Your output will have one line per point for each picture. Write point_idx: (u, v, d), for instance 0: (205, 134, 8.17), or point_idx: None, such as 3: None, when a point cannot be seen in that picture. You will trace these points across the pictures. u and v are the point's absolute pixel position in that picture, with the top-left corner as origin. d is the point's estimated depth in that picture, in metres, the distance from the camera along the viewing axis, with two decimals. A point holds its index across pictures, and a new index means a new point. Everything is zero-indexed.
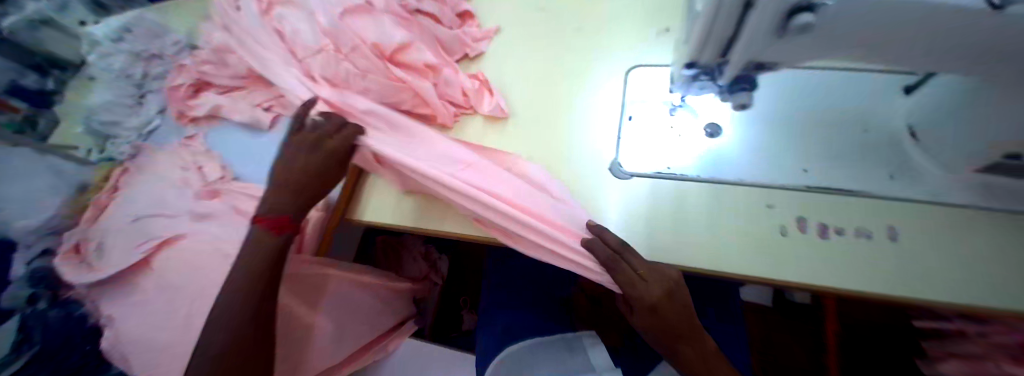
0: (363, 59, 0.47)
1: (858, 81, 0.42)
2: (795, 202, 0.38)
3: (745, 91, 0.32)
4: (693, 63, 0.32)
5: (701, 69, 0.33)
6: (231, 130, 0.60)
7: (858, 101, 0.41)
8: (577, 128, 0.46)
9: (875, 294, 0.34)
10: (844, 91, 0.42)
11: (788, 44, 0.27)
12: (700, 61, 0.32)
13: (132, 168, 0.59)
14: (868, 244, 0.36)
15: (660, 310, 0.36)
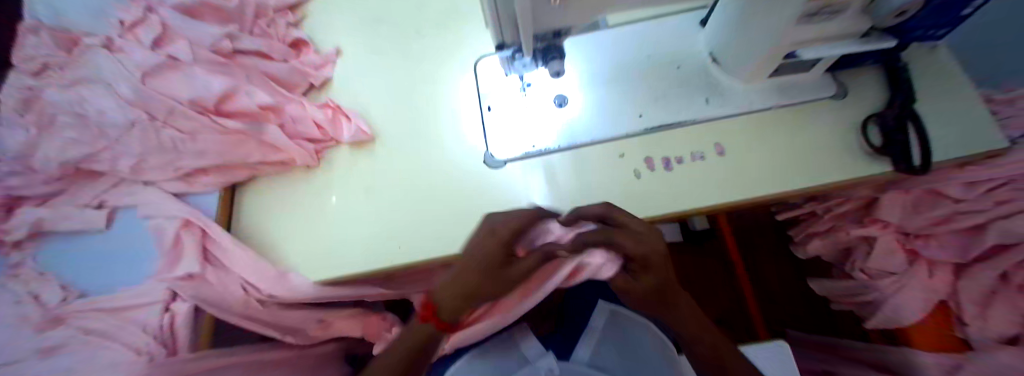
0: (187, 120, 0.48)
1: (661, 28, 0.49)
2: (639, 146, 0.43)
3: (557, 59, 0.36)
4: (502, 44, 0.35)
5: (513, 48, 0.36)
6: (69, 240, 0.52)
7: (667, 45, 0.48)
8: (443, 131, 0.47)
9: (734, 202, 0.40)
10: (654, 40, 0.48)
11: (562, 7, 0.31)
12: (507, 41, 0.35)
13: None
14: (704, 164, 0.42)
15: (654, 267, 0.30)
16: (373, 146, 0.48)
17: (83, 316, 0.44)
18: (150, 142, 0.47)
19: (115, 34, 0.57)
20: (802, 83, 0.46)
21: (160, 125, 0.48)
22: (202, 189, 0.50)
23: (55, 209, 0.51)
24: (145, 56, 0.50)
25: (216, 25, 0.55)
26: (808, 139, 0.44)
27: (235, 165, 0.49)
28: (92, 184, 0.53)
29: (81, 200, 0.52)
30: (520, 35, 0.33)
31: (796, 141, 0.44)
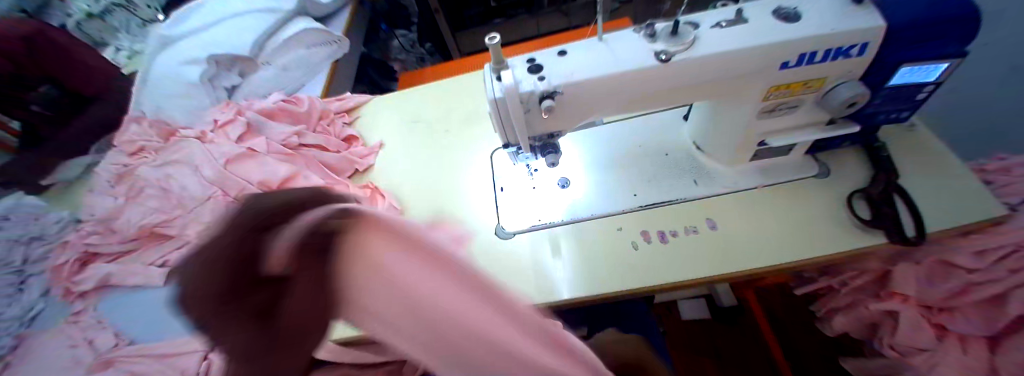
0: (253, 197, 0.58)
1: (647, 125, 0.58)
2: (635, 221, 0.48)
3: (553, 153, 0.45)
4: (508, 143, 0.44)
5: (517, 146, 0.45)
6: (129, 295, 0.59)
7: (653, 137, 0.56)
8: (462, 206, 0.55)
9: (731, 273, 0.43)
10: (642, 132, 0.57)
11: (552, 117, 0.41)
12: (512, 141, 0.44)
13: (13, 362, 0.53)
14: (697, 238, 0.46)
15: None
16: None
17: (130, 360, 0.50)
18: (220, 214, 0.57)
19: (210, 129, 0.71)
20: (790, 166, 0.54)
21: (230, 201, 0.58)
22: None
23: (127, 266, 0.60)
24: (231, 147, 0.62)
25: (289, 124, 0.70)
26: (792, 218, 0.48)
27: None
28: (163, 246, 0.63)
29: (151, 258, 0.61)
30: (520, 136, 0.43)
31: (782, 219, 0.48)
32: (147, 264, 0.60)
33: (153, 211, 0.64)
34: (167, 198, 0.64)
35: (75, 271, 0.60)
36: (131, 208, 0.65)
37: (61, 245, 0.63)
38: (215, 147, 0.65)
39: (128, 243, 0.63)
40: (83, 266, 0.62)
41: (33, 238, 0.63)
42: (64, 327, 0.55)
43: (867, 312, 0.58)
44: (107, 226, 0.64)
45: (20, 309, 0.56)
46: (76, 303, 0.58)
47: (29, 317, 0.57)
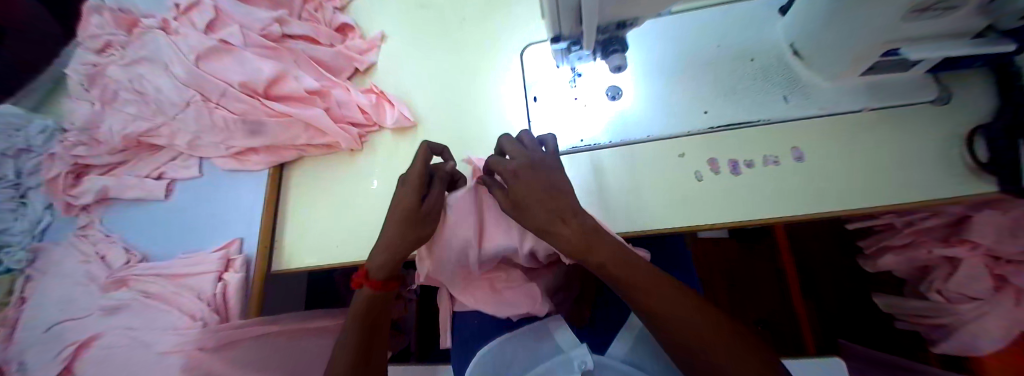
0: (237, 102, 0.47)
1: (729, 19, 0.44)
2: (703, 145, 0.39)
3: (618, 52, 0.34)
4: (558, 35, 0.32)
5: (569, 41, 0.34)
6: (132, 207, 0.57)
7: (734, 37, 0.43)
8: (489, 117, 0.46)
9: (800, 215, 0.36)
10: (720, 30, 0.44)
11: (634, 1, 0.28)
12: (564, 33, 0.32)
13: (38, 273, 0.52)
14: (778, 168, 0.38)
15: (525, 175, 0.33)
16: (413, 133, 0.48)
17: (142, 279, 0.49)
18: (206, 122, 0.49)
19: (171, 17, 0.57)
20: (903, 84, 0.40)
21: (213, 106, 0.48)
22: (252, 167, 0.52)
23: (123, 180, 0.55)
24: (197, 40, 0.49)
25: (268, 10, 0.55)
26: (909, 146, 0.38)
27: (285, 147, 0.50)
28: (155, 158, 0.57)
29: (143, 171, 0.56)
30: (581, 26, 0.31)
31: (896, 150, 0.38)
32: (143, 176, 0.56)
33: (136, 119, 0.54)
34: (145, 104, 0.54)
35: (70, 184, 0.54)
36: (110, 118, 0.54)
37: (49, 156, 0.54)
38: (179, 37, 0.52)
39: (116, 156, 0.56)
40: (79, 179, 0.56)
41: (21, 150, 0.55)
42: (73, 241, 0.54)
43: (924, 255, 0.53)
44: (88, 135, 0.54)
45: (28, 222, 0.53)
46: (81, 217, 0.55)
47: (38, 231, 0.54)
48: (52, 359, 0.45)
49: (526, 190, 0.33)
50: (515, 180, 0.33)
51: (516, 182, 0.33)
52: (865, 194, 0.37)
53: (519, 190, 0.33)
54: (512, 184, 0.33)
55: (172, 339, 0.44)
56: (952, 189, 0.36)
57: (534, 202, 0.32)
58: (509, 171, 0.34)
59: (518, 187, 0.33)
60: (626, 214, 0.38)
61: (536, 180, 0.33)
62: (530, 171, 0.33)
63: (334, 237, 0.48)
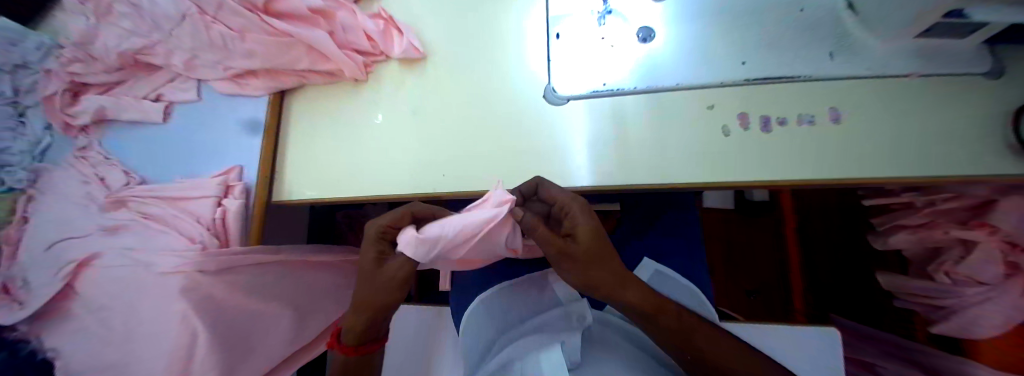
0: (236, 17, 0.43)
1: None
2: (735, 99, 0.36)
3: None
4: None
5: None
6: (130, 131, 0.56)
7: None
8: (506, 54, 0.42)
9: (823, 180, 0.34)
10: None
11: None
12: None
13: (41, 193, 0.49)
14: (813, 129, 0.35)
15: (591, 222, 0.32)
16: (422, 67, 0.45)
17: (143, 201, 0.49)
18: (202, 39, 0.44)
19: None
20: (955, 54, 0.33)
21: (210, 21, 0.43)
22: (252, 93, 0.50)
23: (119, 101, 0.52)
24: None
25: None
26: (970, 110, 0.33)
27: (287, 71, 0.47)
28: (151, 79, 0.55)
29: (139, 92, 0.54)
30: None
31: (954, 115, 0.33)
32: (140, 97, 0.54)
33: (131, 36, 0.48)
34: (140, 19, 0.48)
35: (67, 103, 0.51)
36: (104, 31, 0.48)
37: (46, 74, 0.49)
38: None
39: (114, 75, 0.52)
40: (77, 98, 0.52)
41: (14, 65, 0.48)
42: (72, 163, 0.51)
43: (940, 236, 0.52)
44: (84, 51, 0.49)
45: (28, 142, 0.49)
46: (81, 139, 0.53)
47: (39, 151, 0.50)
48: (53, 276, 0.44)
49: (587, 243, 0.31)
50: (583, 227, 0.31)
51: (583, 230, 0.31)
52: (907, 164, 0.33)
53: (575, 243, 0.32)
54: (577, 233, 0.31)
55: (171, 260, 0.43)
56: (1011, 164, 0.31)
57: (598, 252, 0.32)
58: (576, 219, 0.32)
59: (576, 238, 0.32)
60: (639, 167, 0.37)
61: (596, 231, 0.31)
62: (589, 216, 0.32)
63: (338, 171, 0.47)
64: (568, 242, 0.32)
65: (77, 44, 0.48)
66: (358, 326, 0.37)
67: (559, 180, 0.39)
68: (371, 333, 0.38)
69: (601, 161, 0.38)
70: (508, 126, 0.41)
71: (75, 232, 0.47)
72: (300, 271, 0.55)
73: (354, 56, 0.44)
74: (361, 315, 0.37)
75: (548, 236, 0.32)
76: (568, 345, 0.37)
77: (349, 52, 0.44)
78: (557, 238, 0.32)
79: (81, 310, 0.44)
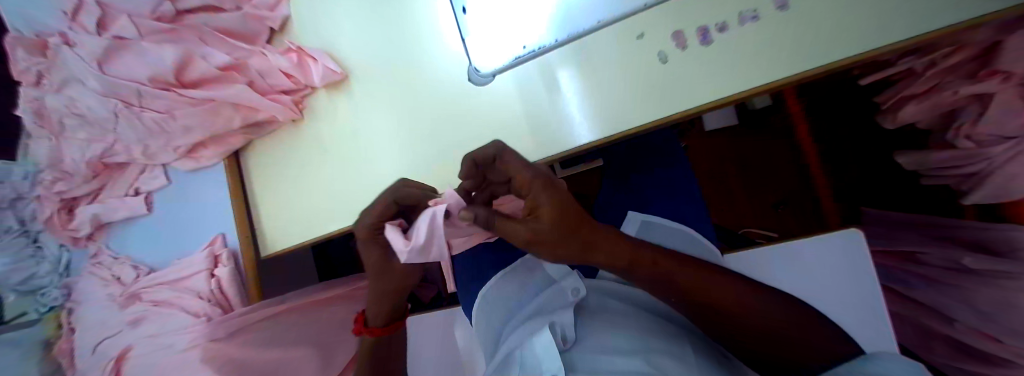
0: (156, 99, 0.43)
1: None
2: (665, 18, 0.33)
3: None
4: None
5: None
6: (128, 226, 0.57)
7: None
8: (423, 41, 0.41)
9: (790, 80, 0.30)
10: None
11: None
12: None
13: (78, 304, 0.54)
14: (756, 26, 0.31)
15: (556, 198, 0.23)
16: (347, 87, 0.44)
17: (150, 290, 0.50)
18: (141, 130, 0.45)
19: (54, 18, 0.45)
20: None
21: (139, 110, 0.44)
22: (208, 162, 0.50)
23: (106, 206, 0.53)
24: (87, 39, 0.40)
25: None
26: None
27: (230, 132, 0.47)
28: (127, 174, 0.54)
29: (120, 190, 0.54)
30: None
31: None
32: (126, 193, 0.54)
33: (89, 144, 0.48)
34: (91, 127, 0.47)
35: (65, 220, 0.52)
36: (68, 147, 0.48)
37: (37, 200, 0.51)
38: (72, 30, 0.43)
39: (94, 182, 0.52)
40: (72, 213, 0.53)
41: (13, 199, 0.50)
42: (91, 269, 0.55)
43: (949, 97, 0.48)
44: (59, 170, 0.50)
45: (49, 263, 0.53)
46: (90, 246, 0.56)
47: (63, 267, 0.54)
48: (102, 373, 0.48)
49: (553, 225, 0.23)
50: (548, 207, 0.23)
51: (548, 210, 0.23)
52: (860, 35, 0.27)
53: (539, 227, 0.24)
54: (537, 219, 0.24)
55: (183, 337, 0.46)
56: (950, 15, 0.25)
57: (576, 228, 0.25)
58: (535, 198, 0.23)
59: (538, 223, 0.23)
60: (586, 122, 0.36)
61: (562, 212, 0.23)
62: (550, 191, 0.23)
63: (312, 212, 0.48)
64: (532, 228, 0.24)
65: (50, 165, 0.49)
66: (383, 311, 0.41)
67: None
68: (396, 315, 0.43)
69: (545, 128, 0.37)
70: (448, 118, 0.40)
71: (106, 333, 0.51)
72: (300, 310, 0.56)
73: (282, 98, 0.44)
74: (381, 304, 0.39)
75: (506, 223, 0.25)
76: (559, 324, 0.36)
77: (272, 95, 0.44)
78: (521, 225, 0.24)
79: None
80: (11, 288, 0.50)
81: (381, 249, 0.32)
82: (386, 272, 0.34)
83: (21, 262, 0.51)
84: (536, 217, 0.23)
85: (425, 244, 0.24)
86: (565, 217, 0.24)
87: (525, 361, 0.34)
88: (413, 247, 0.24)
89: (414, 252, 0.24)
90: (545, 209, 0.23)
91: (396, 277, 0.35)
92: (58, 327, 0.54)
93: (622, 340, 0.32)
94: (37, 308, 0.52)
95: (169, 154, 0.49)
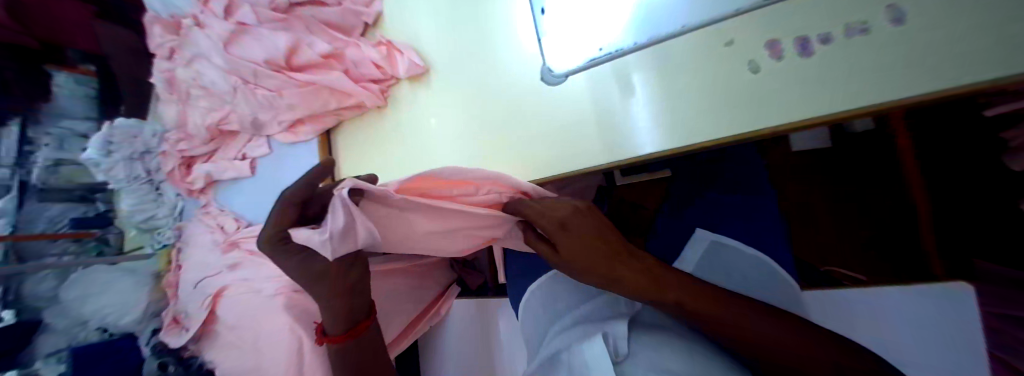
0: (270, 79, 0.49)
1: None
2: (760, 25, 0.31)
3: None
4: None
5: None
6: (232, 185, 0.68)
7: None
8: (502, 38, 0.42)
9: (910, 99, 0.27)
10: None
11: None
12: None
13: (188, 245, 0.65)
14: (866, 39, 0.28)
15: (568, 226, 0.32)
16: (427, 78, 0.48)
17: (247, 240, 0.61)
18: (257, 104, 0.52)
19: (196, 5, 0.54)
20: None
21: (254, 87, 0.50)
22: (305, 138, 0.57)
23: (219, 165, 0.65)
24: (218, 23, 0.47)
25: None
26: None
27: (324, 112, 0.54)
28: (235, 143, 0.65)
29: (231, 154, 0.65)
30: None
31: None
32: (234, 157, 0.65)
33: (209, 112, 0.57)
34: (210, 97, 0.56)
35: (183, 174, 0.66)
36: (192, 113, 0.57)
37: (161, 155, 0.64)
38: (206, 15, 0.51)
39: (210, 145, 0.64)
40: (189, 168, 0.67)
41: (142, 153, 0.62)
42: (202, 217, 0.67)
43: None
44: (182, 132, 0.63)
45: (168, 208, 0.66)
46: (202, 198, 0.68)
47: (177, 212, 0.67)
48: (201, 306, 0.57)
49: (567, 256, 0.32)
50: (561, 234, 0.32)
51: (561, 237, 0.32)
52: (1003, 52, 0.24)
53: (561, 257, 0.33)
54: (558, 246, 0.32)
55: (274, 285, 0.53)
56: None
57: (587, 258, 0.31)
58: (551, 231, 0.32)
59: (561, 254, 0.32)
60: (658, 128, 0.36)
61: (567, 241, 0.32)
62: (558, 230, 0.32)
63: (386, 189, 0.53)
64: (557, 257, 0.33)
65: (178, 127, 0.62)
66: (336, 319, 0.35)
67: (580, 156, 0.39)
68: (354, 314, 0.36)
69: (614, 131, 0.37)
70: (518, 115, 0.42)
71: (208, 272, 0.60)
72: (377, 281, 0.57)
73: (370, 86, 0.49)
74: (332, 309, 0.35)
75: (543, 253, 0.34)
76: (612, 336, 0.36)
77: (364, 82, 0.50)
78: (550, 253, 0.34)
79: (224, 331, 0.57)
80: (133, 225, 0.61)
81: (299, 255, 0.32)
82: (310, 274, 0.32)
83: (144, 203, 0.63)
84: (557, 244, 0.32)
85: (342, 228, 0.26)
86: (574, 247, 0.31)
87: (577, 365, 0.35)
88: (330, 233, 0.25)
89: (331, 238, 0.26)
90: (554, 237, 0.32)
91: (321, 276, 0.33)
92: (167, 263, 0.64)
93: (686, 357, 0.30)
94: (155, 244, 0.64)
95: (273, 127, 0.56)
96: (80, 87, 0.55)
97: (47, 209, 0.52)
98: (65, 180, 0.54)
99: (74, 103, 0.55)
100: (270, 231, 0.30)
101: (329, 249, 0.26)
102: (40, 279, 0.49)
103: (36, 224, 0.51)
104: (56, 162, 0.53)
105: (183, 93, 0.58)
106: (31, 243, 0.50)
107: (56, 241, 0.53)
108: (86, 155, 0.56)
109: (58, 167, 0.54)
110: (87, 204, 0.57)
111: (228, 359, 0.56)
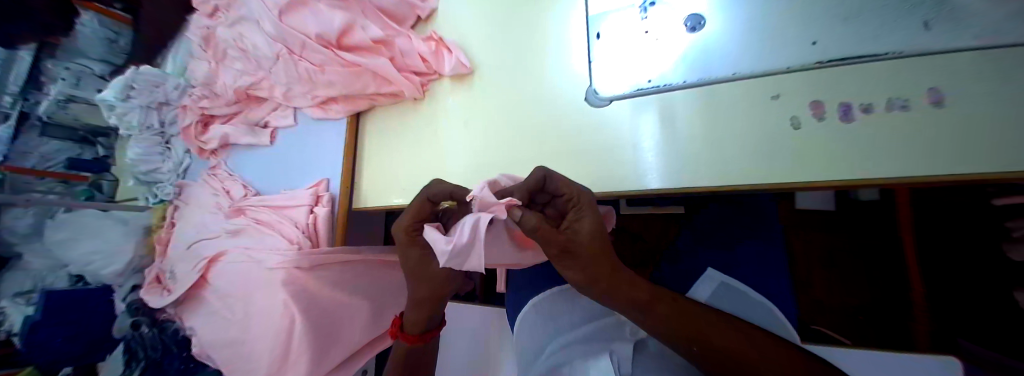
0: (316, 54, 0.50)
1: None
2: (807, 86, 0.33)
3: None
4: None
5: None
6: (247, 154, 0.67)
7: None
8: (552, 54, 0.44)
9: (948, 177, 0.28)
10: None
11: None
12: None
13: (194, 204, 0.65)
14: (907, 115, 0.29)
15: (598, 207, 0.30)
16: (470, 80, 0.49)
17: (254, 209, 0.59)
18: (295, 76, 0.52)
19: None
20: None
21: (298, 59, 0.51)
22: (335, 116, 0.57)
23: (236, 129, 0.64)
24: None
25: None
26: None
27: (360, 95, 0.55)
28: (260, 107, 0.64)
29: (255, 119, 0.65)
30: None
31: None
32: (252, 125, 0.65)
33: (243, 75, 0.58)
34: (247, 60, 0.57)
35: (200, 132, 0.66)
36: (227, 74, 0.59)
37: (181, 108, 0.66)
38: None
39: (233, 107, 0.64)
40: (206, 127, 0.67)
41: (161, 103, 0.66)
42: (208, 179, 0.66)
43: None
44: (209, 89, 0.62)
45: (174, 164, 0.68)
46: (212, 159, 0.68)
47: (182, 170, 0.69)
48: (195, 268, 0.57)
49: (591, 236, 0.29)
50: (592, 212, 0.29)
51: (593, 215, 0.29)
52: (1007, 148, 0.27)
53: (579, 236, 0.29)
54: (581, 229, 0.29)
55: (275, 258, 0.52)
56: None
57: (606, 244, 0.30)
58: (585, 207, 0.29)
59: (583, 228, 0.29)
60: (690, 164, 0.36)
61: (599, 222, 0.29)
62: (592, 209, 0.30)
63: (403, 182, 0.53)
64: (572, 235, 0.29)
65: (205, 84, 0.61)
66: (419, 316, 0.40)
67: (611, 180, 0.39)
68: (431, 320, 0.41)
69: (647, 161, 0.38)
70: (554, 129, 0.43)
71: (207, 234, 0.60)
72: None
73: (411, 77, 0.50)
74: (422, 309, 0.40)
75: (552, 231, 0.28)
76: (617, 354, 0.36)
77: (404, 73, 0.50)
78: (562, 233, 0.29)
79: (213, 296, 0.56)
80: (133, 175, 0.66)
81: (419, 251, 0.36)
82: (429, 276, 0.36)
83: (152, 155, 0.67)
84: (584, 222, 0.29)
85: (465, 244, 0.29)
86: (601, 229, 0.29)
87: None
88: (453, 246, 0.29)
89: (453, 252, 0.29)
90: (585, 214, 0.29)
91: (436, 281, 0.37)
92: (160, 219, 0.68)
93: None
94: (149, 197, 0.67)
95: (304, 100, 0.57)
96: (101, 29, 0.62)
97: (43, 145, 0.56)
98: (72, 118, 0.59)
99: (92, 42, 0.61)
100: (403, 223, 0.35)
101: (445, 260, 0.29)
102: (21, 214, 0.52)
103: (28, 158, 0.54)
104: (68, 98, 0.58)
105: (221, 49, 0.59)
106: (20, 175, 0.53)
107: (46, 179, 0.55)
108: (98, 96, 0.61)
109: (69, 103, 0.59)
110: (85, 147, 0.60)
111: (211, 327, 0.55)
